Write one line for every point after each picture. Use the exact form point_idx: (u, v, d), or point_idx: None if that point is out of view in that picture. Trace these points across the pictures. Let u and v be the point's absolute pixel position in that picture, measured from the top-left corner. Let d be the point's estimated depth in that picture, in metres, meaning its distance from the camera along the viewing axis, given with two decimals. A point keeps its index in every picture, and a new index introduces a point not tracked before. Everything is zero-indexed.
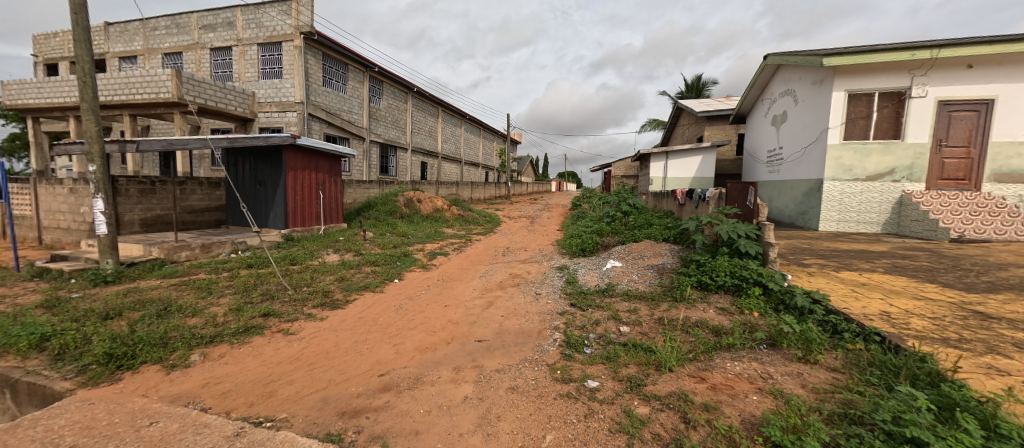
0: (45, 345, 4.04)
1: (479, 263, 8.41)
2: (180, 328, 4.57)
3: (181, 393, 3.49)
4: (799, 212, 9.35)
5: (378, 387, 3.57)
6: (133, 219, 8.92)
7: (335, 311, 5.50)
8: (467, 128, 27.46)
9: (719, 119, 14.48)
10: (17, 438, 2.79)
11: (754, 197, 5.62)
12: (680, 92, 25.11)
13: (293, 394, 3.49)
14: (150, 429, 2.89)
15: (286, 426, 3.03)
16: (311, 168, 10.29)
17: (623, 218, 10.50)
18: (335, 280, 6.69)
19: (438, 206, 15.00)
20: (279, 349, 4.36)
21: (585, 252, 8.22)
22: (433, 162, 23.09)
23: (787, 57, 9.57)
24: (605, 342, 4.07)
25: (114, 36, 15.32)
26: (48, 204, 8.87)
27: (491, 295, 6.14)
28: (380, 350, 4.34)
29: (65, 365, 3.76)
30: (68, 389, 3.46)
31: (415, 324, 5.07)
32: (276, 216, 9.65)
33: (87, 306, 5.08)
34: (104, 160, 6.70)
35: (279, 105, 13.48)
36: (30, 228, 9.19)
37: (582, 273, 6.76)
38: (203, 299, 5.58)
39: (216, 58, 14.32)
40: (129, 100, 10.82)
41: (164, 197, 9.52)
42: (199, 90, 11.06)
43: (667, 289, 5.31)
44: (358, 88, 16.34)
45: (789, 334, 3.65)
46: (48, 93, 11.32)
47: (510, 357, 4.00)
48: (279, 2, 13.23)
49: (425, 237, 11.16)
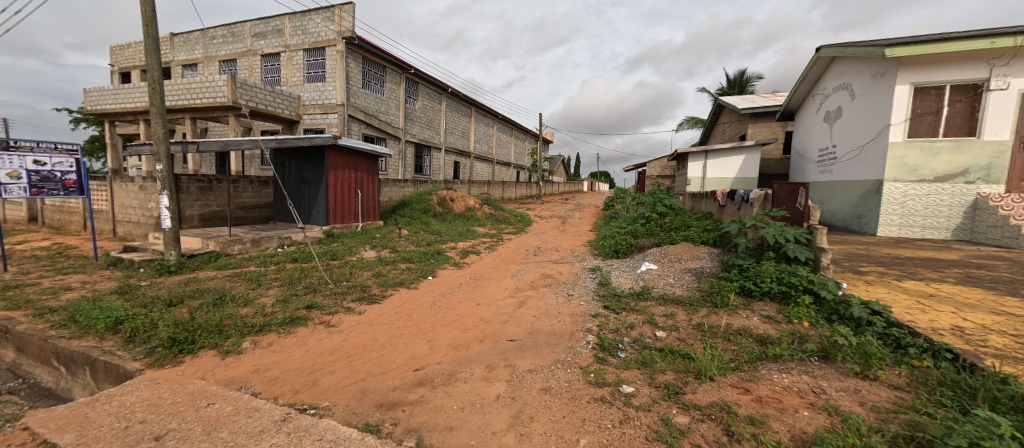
0: (118, 328, 4.44)
1: (509, 263, 8.43)
2: (233, 317, 4.88)
3: (234, 378, 3.72)
4: (855, 216, 8.73)
5: (413, 381, 3.65)
6: (192, 214, 9.63)
7: (372, 306, 5.70)
8: (499, 128, 27.61)
9: (764, 116, 13.76)
10: (96, 411, 3.09)
11: (805, 199, 5.28)
12: (721, 88, 24.07)
13: (335, 384, 3.64)
14: (208, 409, 3.11)
15: (329, 414, 3.17)
16: (351, 167, 10.69)
17: (659, 219, 10.20)
18: (372, 276, 6.92)
19: (470, 205, 15.17)
20: (321, 340, 4.56)
21: (618, 254, 8.04)
22: (466, 162, 23.39)
23: (843, 49, 8.95)
24: (639, 347, 3.96)
25: (178, 45, 16.58)
26: (122, 200, 9.74)
27: (522, 294, 6.12)
28: (414, 345, 4.44)
29: (136, 347, 4.12)
30: (137, 369, 3.77)
31: (448, 321, 5.15)
32: (319, 213, 10.10)
33: (152, 293, 5.53)
34: (169, 160, 7.27)
35: (322, 107, 14.13)
36: (106, 222, 10.12)
37: (616, 275, 6.63)
38: (254, 290, 5.94)
39: (266, 63, 15.18)
40: (190, 104, 11.68)
41: (220, 194, 10.21)
42: (251, 94, 11.78)
43: (706, 294, 5.10)
44: (396, 89, 16.82)
45: (845, 347, 3.41)
46: (122, 99, 12.42)
47: (542, 358, 3.98)
48: (324, 9, 13.84)
49: (457, 235, 11.32)
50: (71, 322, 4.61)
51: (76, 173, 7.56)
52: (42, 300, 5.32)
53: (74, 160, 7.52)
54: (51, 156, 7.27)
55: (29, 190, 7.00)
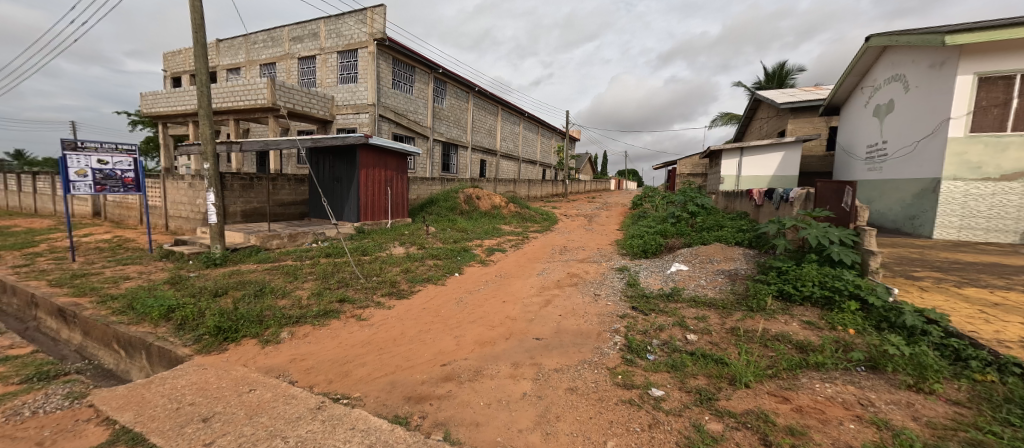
0: (170, 316, 4.73)
1: (535, 261, 8.41)
2: (272, 308, 5.11)
3: (274, 366, 3.90)
4: (908, 217, 8.17)
5: (440, 376, 3.70)
6: (236, 210, 10.13)
7: (401, 301, 5.83)
8: (526, 126, 27.56)
9: (805, 111, 13.08)
10: (151, 391, 3.31)
11: (852, 199, 4.98)
12: (758, 82, 23.04)
13: (366, 376, 3.74)
14: (250, 395, 3.26)
15: (361, 404, 3.26)
16: (382, 165, 10.95)
17: (690, 218, 9.90)
18: (401, 272, 7.07)
19: (496, 203, 15.23)
20: (353, 333, 4.70)
21: (647, 254, 7.85)
22: (492, 160, 23.51)
23: (896, 37, 8.36)
24: (669, 350, 3.86)
25: (223, 50, 17.47)
26: (173, 196, 10.38)
27: (548, 293, 6.09)
28: (442, 341, 4.50)
29: (186, 333, 4.39)
30: (188, 355, 4.02)
31: (474, 318, 5.19)
32: (350, 210, 10.41)
33: (200, 284, 5.87)
34: (216, 159, 7.67)
35: (354, 107, 14.55)
36: (160, 217, 10.83)
37: (644, 275, 6.49)
38: (291, 283, 6.20)
39: (303, 66, 15.77)
40: (233, 106, 12.28)
41: (260, 192, 10.69)
42: (289, 96, 12.27)
43: (741, 297, 4.90)
44: (424, 89, 17.08)
45: (896, 357, 3.20)
46: (173, 102, 13.23)
47: (569, 357, 3.94)
48: (357, 12, 14.21)
49: (483, 233, 11.40)
50: (129, 309, 4.96)
51: (134, 171, 8.12)
52: (105, 288, 5.76)
53: (132, 160, 8.07)
54: (112, 156, 7.84)
55: (94, 187, 7.57)
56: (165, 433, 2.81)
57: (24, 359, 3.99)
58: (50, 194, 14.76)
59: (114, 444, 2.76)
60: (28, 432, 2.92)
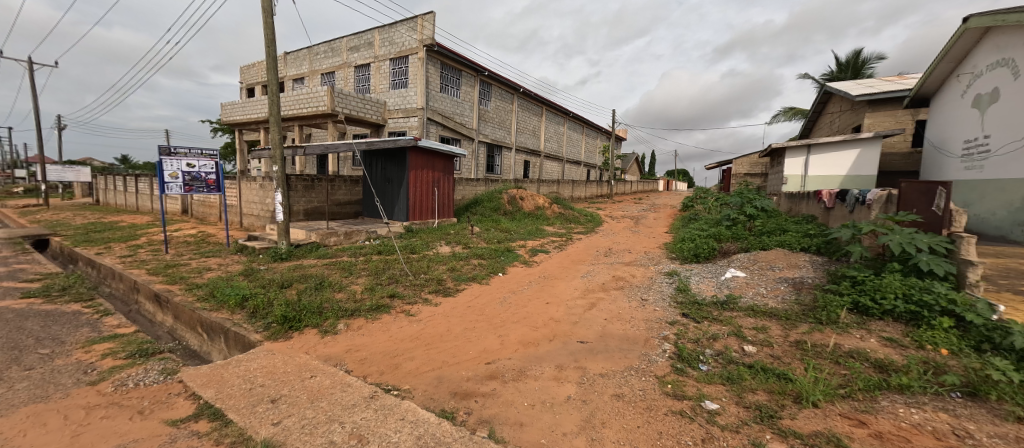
0: (244, 304, 5.17)
1: (579, 263, 8.29)
2: (330, 301, 5.43)
3: (331, 355, 4.15)
4: (1017, 223, 7.16)
5: (485, 374, 3.75)
6: (299, 209, 10.91)
7: (447, 298, 5.97)
8: (570, 126, 27.27)
9: (884, 104, 11.86)
10: (228, 372, 3.63)
11: (944, 202, 4.46)
12: (829, 73, 21.16)
13: (414, 369, 3.88)
14: (311, 381, 3.49)
15: (409, 397, 3.38)
16: (430, 167, 11.29)
17: (748, 222, 9.31)
18: (447, 270, 7.25)
19: (540, 204, 15.21)
20: (402, 328, 4.88)
21: (699, 258, 7.47)
22: (536, 161, 23.51)
23: (1001, 18, 7.36)
24: (724, 361, 3.64)
25: (289, 62, 18.88)
26: (246, 196, 11.36)
27: (593, 296, 5.97)
28: (486, 339, 4.56)
29: (257, 321, 4.79)
30: (258, 340, 4.38)
31: (517, 318, 5.21)
32: (400, 210, 10.84)
33: (268, 276, 6.38)
34: (283, 162, 8.29)
35: (404, 111, 15.15)
36: (235, 215, 11.88)
37: (696, 281, 6.19)
38: (346, 278, 6.56)
39: (359, 74, 16.66)
40: (297, 113, 13.23)
41: (320, 192, 11.42)
42: (345, 102, 13.01)
43: (809, 309, 4.51)
44: (470, 92, 17.42)
45: (1001, 384, 2.81)
46: (247, 110, 14.49)
47: (614, 363, 3.84)
48: (408, 20, 14.79)
49: (527, 234, 11.43)
50: (210, 296, 5.50)
51: (215, 173, 8.92)
52: (191, 278, 6.41)
53: (214, 164, 8.89)
54: (199, 160, 8.71)
55: (183, 187, 8.45)
56: (239, 410, 3.07)
57: (128, 337, 4.54)
58: (148, 194, 16.71)
59: (198, 417, 3.06)
60: (131, 401, 3.30)
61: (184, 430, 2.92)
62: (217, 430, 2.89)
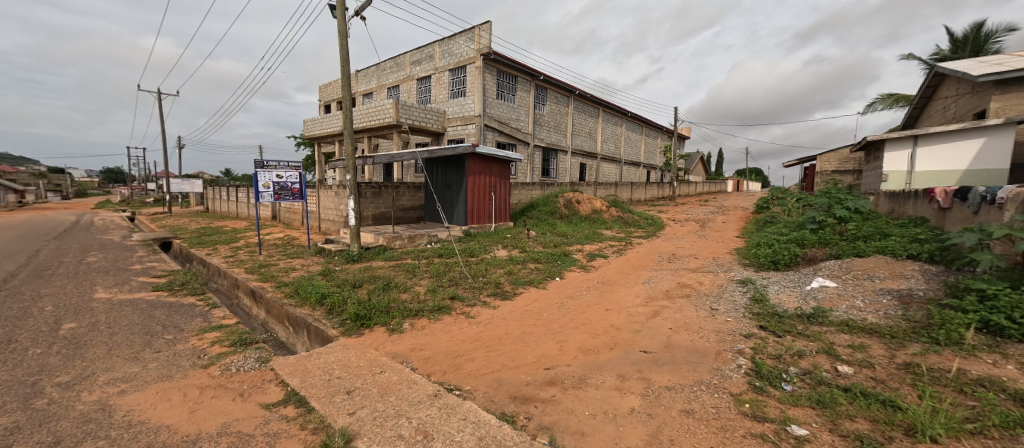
0: (323, 301, 5.62)
1: (640, 268, 7.96)
2: (396, 301, 5.70)
3: (398, 353, 4.35)
4: None
5: (545, 379, 3.71)
6: (368, 214, 11.67)
7: (505, 301, 6.03)
8: (629, 126, 26.42)
9: (1016, 84, 10.04)
10: (311, 364, 3.96)
11: None
12: (937, 54, 18.38)
13: (475, 371, 3.94)
14: (381, 376, 3.68)
15: (471, 397, 3.44)
16: (487, 173, 11.52)
17: (837, 226, 8.34)
18: (504, 274, 7.32)
19: (597, 207, 14.88)
20: (462, 329, 5.00)
21: (778, 265, 6.82)
22: (593, 163, 23.07)
23: None
24: (813, 382, 3.27)
25: (360, 78, 20.37)
26: (323, 203, 12.40)
27: (656, 304, 5.67)
28: (544, 344, 4.52)
29: (333, 317, 5.17)
30: (335, 335, 4.72)
31: (576, 324, 5.10)
32: (458, 215, 11.18)
33: (342, 276, 6.88)
34: (355, 171, 8.90)
35: (463, 119, 15.63)
36: (314, 220, 13.00)
37: (774, 291, 5.66)
38: (410, 280, 6.88)
39: (421, 85, 17.51)
40: (367, 125, 14.18)
41: (386, 198, 12.12)
42: (408, 112, 13.71)
43: (921, 327, 3.92)
44: (526, 97, 17.56)
45: None
46: (324, 125, 15.84)
47: (682, 376, 3.61)
48: (466, 31, 15.28)
49: (584, 238, 11.24)
50: (295, 293, 6.05)
51: (299, 183, 9.78)
52: (279, 276, 7.11)
53: (298, 174, 9.75)
54: (286, 171, 9.64)
55: (273, 196, 9.41)
56: (320, 399, 3.32)
57: (231, 327, 5.12)
58: (245, 202, 18.88)
59: (286, 403, 3.35)
60: (233, 384, 3.70)
61: (275, 413, 3.21)
62: (302, 416, 3.15)
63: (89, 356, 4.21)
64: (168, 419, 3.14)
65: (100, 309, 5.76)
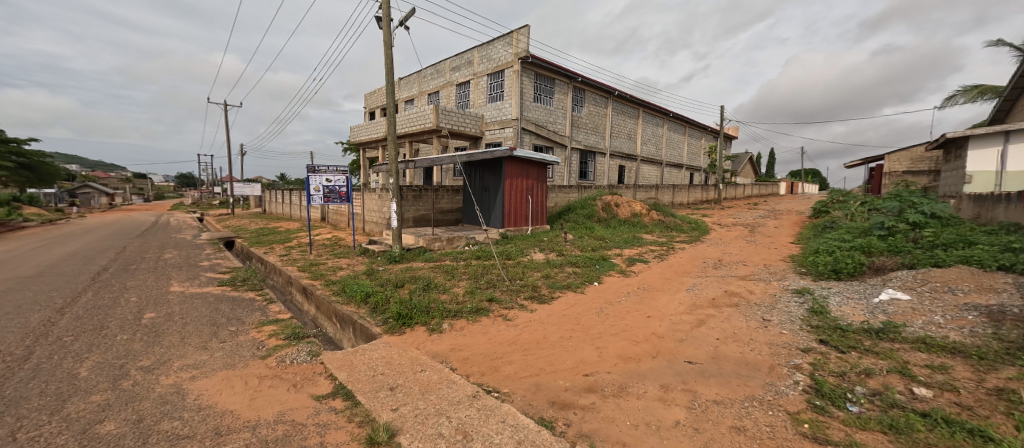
0: (367, 300, 5.85)
1: (683, 275, 7.65)
2: (436, 301, 5.82)
3: (438, 352, 4.43)
4: None
5: (584, 386, 3.64)
6: (409, 217, 12.04)
7: (543, 305, 5.99)
8: (671, 126, 25.56)
9: None
10: (358, 359, 4.13)
11: None
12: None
13: (513, 374, 3.94)
14: (421, 374, 3.76)
15: (509, 400, 3.43)
16: (524, 176, 11.53)
17: (908, 233, 7.60)
18: (542, 277, 7.28)
19: (637, 211, 14.48)
20: (500, 331, 5.01)
21: (840, 275, 6.31)
22: (633, 165, 22.50)
23: None
24: (884, 405, 2.98)
25: (402, 85, 21.11)
26: (368, 205, 12.92)
27: (701, 313, 5.42)
28: (583, 350, 4.44)
29: (377, 316, 5.36)
30: (379, 333, 4.88)
31: (616, 331, 4.97)
32: (496, 217, 11.27)
33: (385, 276, 7.12)
34: (397, 175, 9.20)
35: (501, 123, 15.77)
36: (359, 221, 13.58)
37: (835, 302, 5.24)
38: (448, 281, 7.00)
39: (460, 91, 17.86)
40: (408, 130, 14.65)
41: (427, 201, 12.43)
42: (448, 117, 14.01)
43: (1016, 348, 3.48)
44: (563, 99, 17.46)
45: None
46: (369, 130, 16.53)
47: (732, 390, 3.42)
48: (504, 36, 15.43)
49: (623, 242, 10.97)
50: (342, 291, 6.34)
51: (346, 186, 10.23)
52: (328, 274, 7.48)
53: (344, 178, 10.21)
54: (334, 176, 10.14)
55: (323, 199, 9.93)
56: (366, 394, 3.44)
57: (286, 322, 5.44)
58: (298, 204, 20.07)
59: (334, 395, 3.51)
60: (288, 375, 3.92)
61: (325, 405, 3.37)
62: (349, 409, 3.28)
63: (166, 344, 4.62)
64: (231, 405, 3.37)
65: (174, 301, 6.31)
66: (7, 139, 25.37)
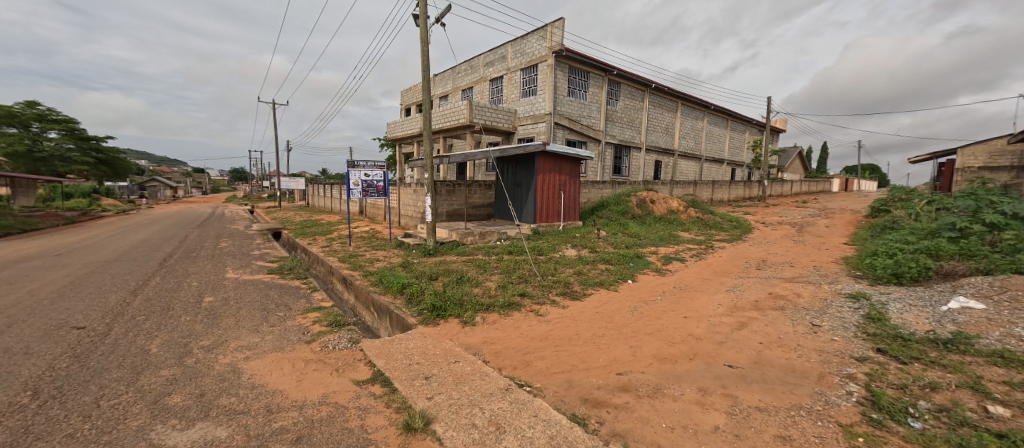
0: (403, 291, 6.03)
1: (723, 275, 7.33)
2: (469, 294, 5.91)
3: (471, 344, 4.50)
4: None
5: (617, 385, 3.59)
6: (443, 211, 12.26)
7: (575, 301, 5.94)
8: (712, 120, 24.49)
9: None
10: (395, 348, 4.27)
11: None
12: None
13: (545, 369, 3.94)
14: (455, 365, 3.84)
15: (541, 395, 3.44)
16: (557, 171, 11.43)
17: (982, 235, 6.92)
18: (573, 273, 7.22)
19: (674, 207, 14.02)
20: (532, 327, 5.01)
21: (901, 279, 5.86)
22: (670, 161, 21.79)
23: None
24: (952, 422, 2.75)
25: (438, 81, 21.44)
26: (403, 199, 13.27)
27: (742, 315, 5.19)
28: (617, 348, 4.37)
29: (412, 307, 5.52)
30: (414, 323, 5.02)
31: (651, 330, 4.87)
32: (527, 213, 11.26)
33: (420, 269, 7.30)
34: (432, 170, 9.36)
35: (534, 117, 15.70)
36: (396, 214, 13.98)
37: (895, 309, 4.87)
38: (481, 275, 7.09)
39: (494, 86, 17.91)
40: (443, 126, 14.87)
41: (460, 195, 12.60)
42: (481, 113, 14.10)
43: None
44: (598, 93, 17.12)
45: None
46: (405, 126, 16.92)
47: (776, 397, 3.26)
48: (539, 30, 15.26)
49: (659, 239, 10.68)
50: (379, 282, 6.58)
51: (383, 181, 10.54)
52: (367, 266, 7.77)
53: (381, 173, 10.52)
54: (372, 170, 10.48)
55: (362, 193, 10.30)
56: (402, 381, 3.56)
57: (328, 309, 5.70)
58: (339, 197, 20.92)
59: (373, 381, 3.66)
60: (331, 360, 4.11)
61: (365, 389, 3.51)
62: (388, 395, 3.41)
63: (223, 325, 4.97)
64: (281, 385, 3.59)
65: (229, 286, 6.77)
66: (88, 137, 27.95)
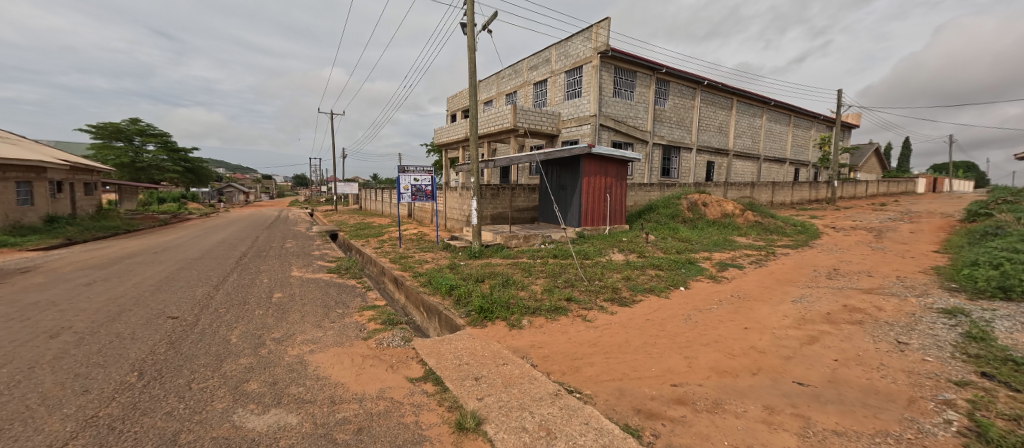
0: (451, 292, 6.19)
1: (787, 284, 6.81)
2: (515, 297, 5.93)
3: (518, 347, 4.50)
4: None
5: (673, 397, 3.43)
6: (488, 214, 12.45)
7: (623, 308, 5.77)
8: (772, 116, 22.91)
9: None
10: (446, 348, 4.38)
11: None
12: None
13: (595, 376, 3.85)
14: (504, 368, 3.87)
15: (592, 402, 3.37)
16: (603, 173, 11.22)
17: None
18: (621, 278, 7.02)
19: (729, 211, 13.26)
20: (580, 332, 4.93)
21: (1011, 294, 5.14)
22: (725, 161, 20.66)
23: None
24: None
25: (483, 87, 21.83)
26: (450, 203, 13.62)
27: (811, 329, 4.78)
28: (670, 358, 4.19)
29: (460, 308, 5.63)
30: (462, 324, 5.12)
31: (708, 340, 4.61)
32: (573, 216, 11.12)
33: (466, 271, 7.45)
34: (478, 174, 9.47)
35: (578, 119, 15.52)
36: (442, 217, 14.36)
37: (1003, 328, 4.25)
38: (525, 278, 7.10)
39: (538, 89, 17.96)
40: (487, 130, 15.09)
41: (504, 199, 12.72)
42: (525, 116, 14.17)
43: None
44: (646, 93, 16.61)
45: None
46: (451, 131, 17.37)
47: (856, 421, 2.97)
48: (584, 31, 15.09)
49: (712, 244, 10.14)
50: (428, 283, 6.80)
51: (431, 185, 10.89)
52: (416, 267, 8.06)
53: (429, 177, 10.87)
54: (421, 175, 10.86)
55: (410, 197, 10.70)
56: (453, 381, 3.64)
57: (382, 308, 5.97)
58: (390, 201, 21.88)
59: (426, 379, 3.77)
60: (386, 356, 4.30)
61: (418, 387, 3.63)
62: (440, 393, 3.50)
63: (290, 320, 5.36)
64: (342, 378, 3.81)
65: (295, 284, 7.29)
66: (178, 149, 31.43)
